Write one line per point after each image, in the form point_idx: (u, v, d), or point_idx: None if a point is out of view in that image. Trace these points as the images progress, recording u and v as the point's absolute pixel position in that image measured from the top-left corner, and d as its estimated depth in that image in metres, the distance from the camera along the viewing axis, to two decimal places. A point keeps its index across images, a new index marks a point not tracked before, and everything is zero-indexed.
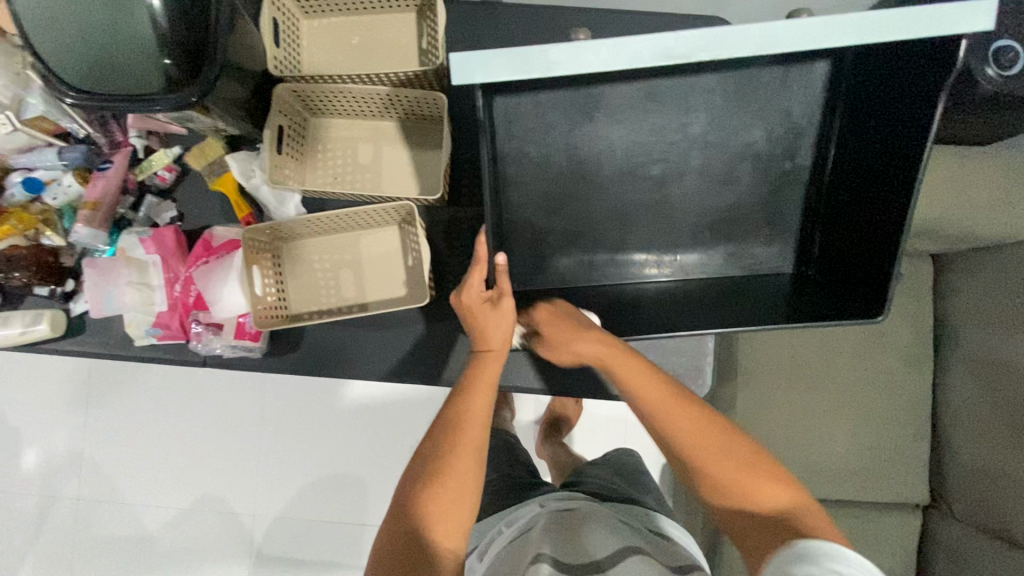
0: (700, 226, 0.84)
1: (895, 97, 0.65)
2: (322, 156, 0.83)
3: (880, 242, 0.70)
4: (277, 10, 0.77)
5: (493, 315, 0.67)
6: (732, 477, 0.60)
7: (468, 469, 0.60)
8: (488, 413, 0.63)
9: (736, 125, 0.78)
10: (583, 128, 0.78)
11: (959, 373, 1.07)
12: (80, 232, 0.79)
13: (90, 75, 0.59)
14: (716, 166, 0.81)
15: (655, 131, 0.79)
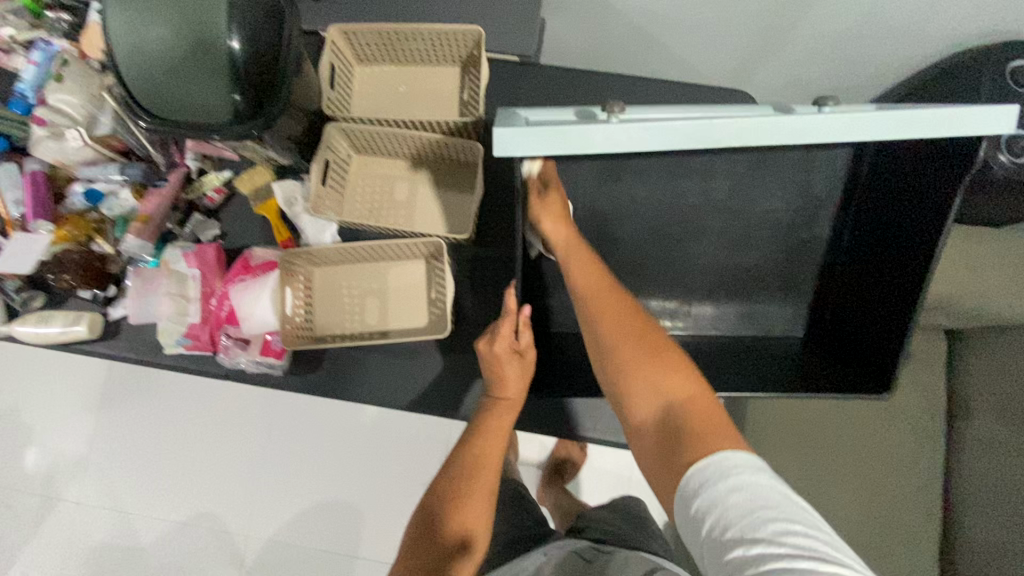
0: (715, 286, 0.87)
1: (909, 189, 0.68)
2: (362, 191, 0.89)
3: (889, 320, 0.73)
4: (335, 56, 0.84)
5: (517, 366, 0.70)
6: (650, 388, 0.57)
7: (482, 512, 0.63)
8: (501, 458, 0.66)
9: (756, 195, 0.82)
10: (610, 189, 0.83)
11: (972, 454, 1.06)
12: (129, 242, 0.85)
13: (162, 101, 0.64)
14: (735, 232, 0.84)
15: (676, 197, 0.83)
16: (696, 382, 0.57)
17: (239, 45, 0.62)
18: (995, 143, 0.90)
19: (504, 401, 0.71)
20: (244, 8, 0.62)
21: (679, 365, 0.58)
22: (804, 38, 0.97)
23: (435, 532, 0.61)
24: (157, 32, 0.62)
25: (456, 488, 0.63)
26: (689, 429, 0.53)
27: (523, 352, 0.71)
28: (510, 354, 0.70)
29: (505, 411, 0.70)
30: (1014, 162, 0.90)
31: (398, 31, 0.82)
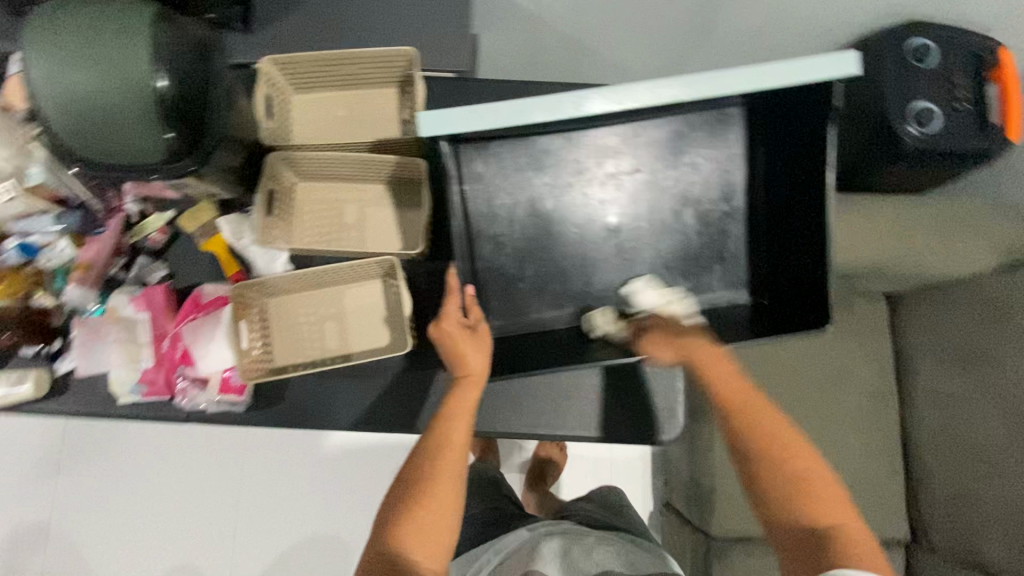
0: (663, 266, 0.89)
1: (799, 132, 0.76)
2: (309, 217, 0.88)
3: (812, 254, 0.79)
4: (270, 86, 0.84)
5: (471, 344, 0.73)
6: (811, 496, 0.65)
7: (450, 492, 0.63)
8: (467, 439, 0.67)
9: (675, 172, 0.85)
10: (538, 176, 0.84)
11: (922, 405, 1.15)
12: (71, 293, 0.83)
13: (91, 146, 0.63)
14: (665, 208, 0.87)
15: (598, 174, 0.85)
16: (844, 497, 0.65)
17: (167, 84, 0.61)
18: (902, 115, 0.95)
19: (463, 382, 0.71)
20: (169, 48, 0.62)
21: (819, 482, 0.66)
22: (722, 34, 1.03)
23: (399, 527, 0.61)
24: (76, 75, 0.60)
25: (419, 478, 0.63)
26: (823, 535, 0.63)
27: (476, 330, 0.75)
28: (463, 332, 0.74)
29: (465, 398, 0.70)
30: (921, 134, 0.95)
31: (332, 57, 0.83)
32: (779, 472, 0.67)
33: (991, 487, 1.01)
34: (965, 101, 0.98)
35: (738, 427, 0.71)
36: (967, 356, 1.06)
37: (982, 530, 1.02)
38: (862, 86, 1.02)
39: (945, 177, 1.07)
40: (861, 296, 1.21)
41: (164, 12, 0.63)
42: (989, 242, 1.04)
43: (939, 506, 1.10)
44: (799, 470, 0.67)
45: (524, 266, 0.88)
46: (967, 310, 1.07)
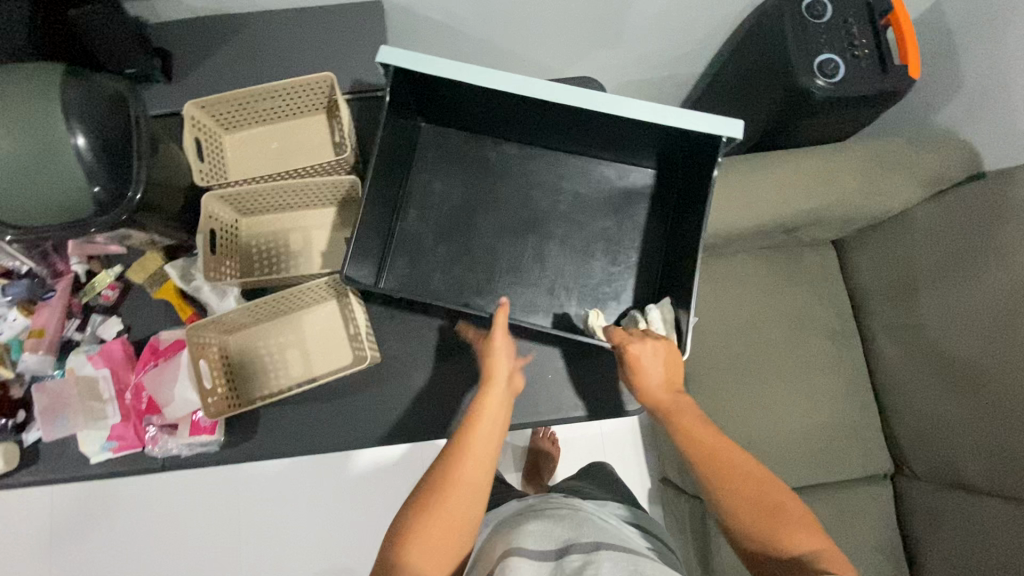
0: (558, 283, 0.95)
1: (692, 184, 0.89)
2: (257, 249, 0.91)
3: (684, 279, 0.87)
4: (198, 129, 0.86)
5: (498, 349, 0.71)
6: (794, 533, 0.63)
7: (465, 504, 0.60)
8: (492, 449, 0.64)
9: (592, 213, 0.98)
10: (476, 175, 0.98)
11: (883, 341, 1.20)
12: (28, 359, 0.83)
13: (20, 212, 0.64)
14: (576, 238, 0.97)
15: (524, 194, 0.98)
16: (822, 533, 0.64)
17: (84, 139, 0.63)
18: (808, 69, 1.00)
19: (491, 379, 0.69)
20: (79, 102, 0.63)
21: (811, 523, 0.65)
22: (631, 21, 1.09)
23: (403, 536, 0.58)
24: None
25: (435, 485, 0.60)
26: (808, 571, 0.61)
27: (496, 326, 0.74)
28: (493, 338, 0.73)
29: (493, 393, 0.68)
30: (829, 83, 0.99)
31: (255, 92, 0.85)
32: (773, 521, 0.65)
33: (954, 405, 1.04)
34: (863, 46, 1.02)
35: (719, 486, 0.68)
36: (911, 287, 1.11)
37: (955, 450, 1.05)
38: (763, 48, 1.07)
39: (863, 121, 1.13)
40: (808, 246, 1.26)
41: (73, 70, 0.65)
42: (914, 175, 1.09)
43: (914, 432, 1.14)
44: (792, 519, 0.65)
45: (433, 243, 0.95)
46: (910, 242, 1.11)
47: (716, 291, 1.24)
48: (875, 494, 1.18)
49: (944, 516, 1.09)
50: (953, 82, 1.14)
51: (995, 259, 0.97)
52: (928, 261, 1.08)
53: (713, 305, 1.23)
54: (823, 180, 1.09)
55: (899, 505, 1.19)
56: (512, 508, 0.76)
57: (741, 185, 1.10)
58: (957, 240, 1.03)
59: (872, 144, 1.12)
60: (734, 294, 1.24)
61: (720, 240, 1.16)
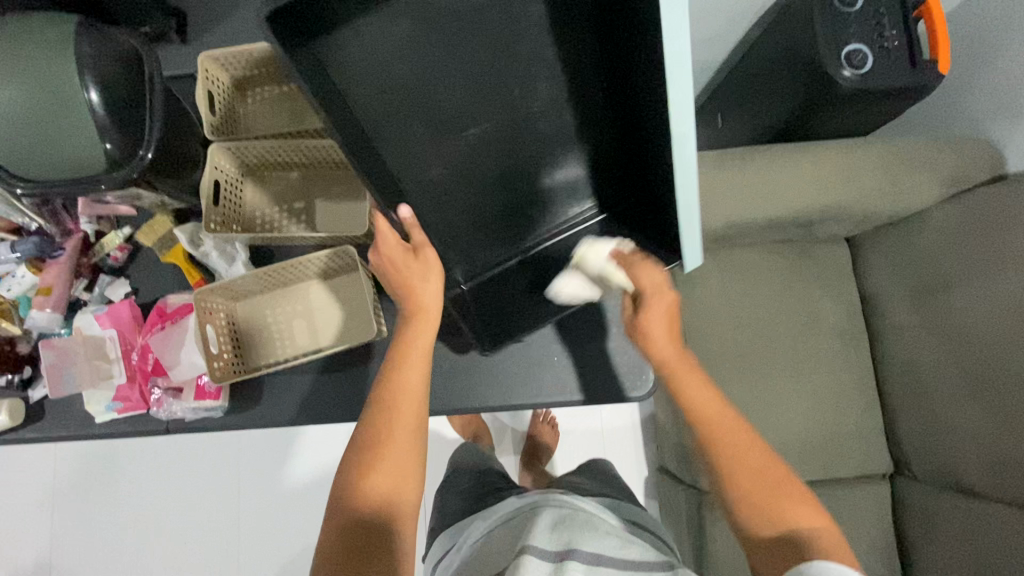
0: (454, 202, 0.77)
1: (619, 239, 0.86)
2: (261, 208, 0.89)
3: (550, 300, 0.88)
4: (211, 83, 0.84)
5: (415, 270, 0.71)
6: (796, 511, 0.65)
7: (407, 444, 0.67)
8: (421, 386, 0.70)
9: (528, 170, 0.78)
10: (522, 63, 0.64)
11: (892, 341, 1.19)
12: (38, 317, 0.82)
13: (30, 165, 0.63)
14: (495, 181, 0.77)
15: (514, 106, 0.69)
16: (822, 515, 0.66)
17: (97, 94, 0.62)
18: (836, 59, 0.98)
19: (419, 316, 0.72)
20: (93, 57, 0.62)
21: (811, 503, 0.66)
22: None
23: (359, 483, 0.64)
24: (3, 91, 0.60)
25: (379, 432, 0.67)
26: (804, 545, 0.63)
27: (417, 253, 0.72)
28: (405, 258, 0.71)
29: (424, 328, 0.73)
30: (856, 74, 0.98)
31: (268, 49, 0.83)
32: (765, 495, 0.66)
33: (960, 412, 1.04)
34: (893, 38, 1.00)
35: (723, 452, 0.69)
36: (927, 288, 1.10)
37: (957, 453, 1.05)
38: (789, 35, 1.05)
39: (886, 116, 1.10)
40: (822, 242, 1.25)
41: (86, 22, 0.64)
42: (934, 174, 1.07)
43: (917, 433, 1.14)
44: (786, 489, 0.66)
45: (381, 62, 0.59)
46: (928, 243, 1.09)
47: (726, 285, 1.23)
48: (872, 494, 1.18)
49: (940, 518, 1.09)
50: (984, 79, 1.10)
51: (1012, 264, 0.95)
52: (945, 263, 1.06)
53: (721, 298, 1.22)
54: (844, 176, 1.07)
55: (896, 506, 1.19)
56: (510, 504, 0.75)
57: (757, 178, 1.08)
58: (975, 243, 1.01)
59: (896, 141, 1.09)
60: (744, 288, 1.23)
61: (735, 232, 1.15)
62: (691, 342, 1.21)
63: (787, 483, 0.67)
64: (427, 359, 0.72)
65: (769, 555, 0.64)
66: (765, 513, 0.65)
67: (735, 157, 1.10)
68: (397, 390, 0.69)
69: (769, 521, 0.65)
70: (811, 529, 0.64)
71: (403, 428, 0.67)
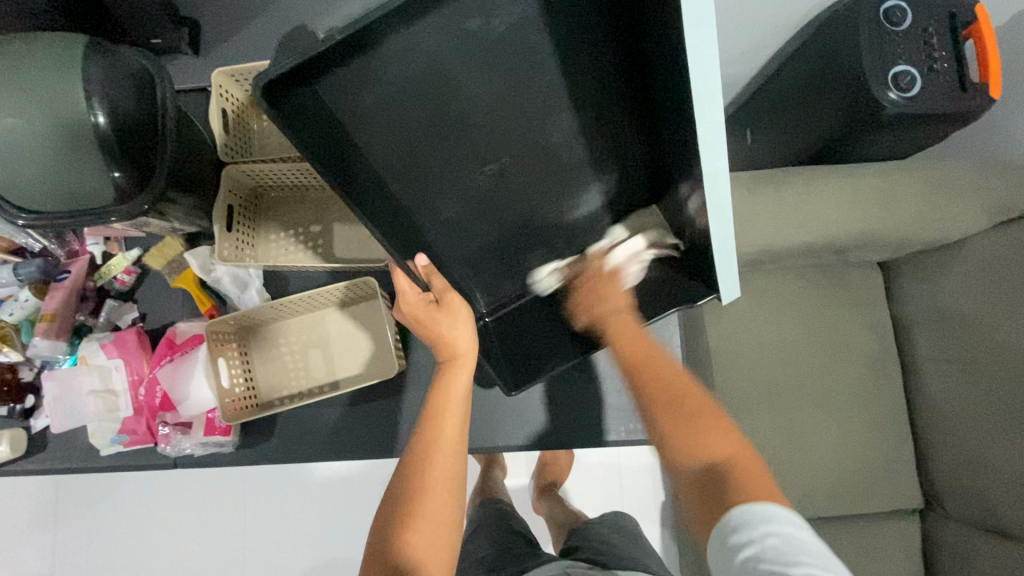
0: (473, 247, 0.75)
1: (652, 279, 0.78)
2: (276, 232, 0.85)
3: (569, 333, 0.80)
4: (227, 100, 0.80)
5: (442, 316, 0.69)
6: (708, 432, 0.61)
7: (446, 499, 0.63)
8: (460, 434, 0.67)
9: (554, 213, 0.74)
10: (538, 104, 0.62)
11: (927, 372, 1.14)
12: (39, 345, 0.78)
13: (35, 195, 0.59)
14: (516, 226, 0.74)
15: (531, 148, 0.66)
16: (738, 441, 0.60)
17: (105, 118, 0.58)
18: (882, 81, 0.93)
19: (452, 360, 0.69)
20: (104, 80, 0.58)
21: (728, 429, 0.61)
22: None
23: (394, 543, 0.60)
24: (6, 118, 0.56)
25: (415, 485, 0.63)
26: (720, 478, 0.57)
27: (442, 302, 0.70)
28: (427, 307, 0.70)
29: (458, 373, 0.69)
30: (903, 97, 0.93)
31: None
32: (670, 412, 0.63)
33: (1004, 454, 0.99)
34: (943, 60, 0.95)
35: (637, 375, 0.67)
36: (967, 320, 1.05)
37: (995, 496, 1.00)
38: (831, 52, 0.99)
39: (928, 139, 1.05)
40: (853, 266, 1.20)
41: (97, 43, 0.59)
42: (979, 202, 1.02)
43: (952, 471, 1.09)
44: (705, 419, 0.62)
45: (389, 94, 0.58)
46: (968, 273, 1.05)
47: (754, 310, 1.18)
48: (901, 531, 1.14)
49: (973, 559, 1.05)
50: None
51: None
52: (990, 293, 1.01)
53: (748, 325, 1.17)
54: (882, 201, 1.03)
55: (925, 544, 1.15)
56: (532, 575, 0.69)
57: (792, 203, 1.03)
58: (1022, 275, 0.96)
59: (939, 165, 1.04)
60: (772, 313, 1.18)
61: (766, 257, 1.10)
62: (716, 369, 1.16)
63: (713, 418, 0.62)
64: (463, 405, 0.68)
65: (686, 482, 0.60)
66: (670, 438, 0.62)
67: (770, 178, 1.05)
68: (432, 440, 0.65)
69: (682, 446, 0.61)
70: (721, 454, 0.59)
71: (440, 479, 0.63)
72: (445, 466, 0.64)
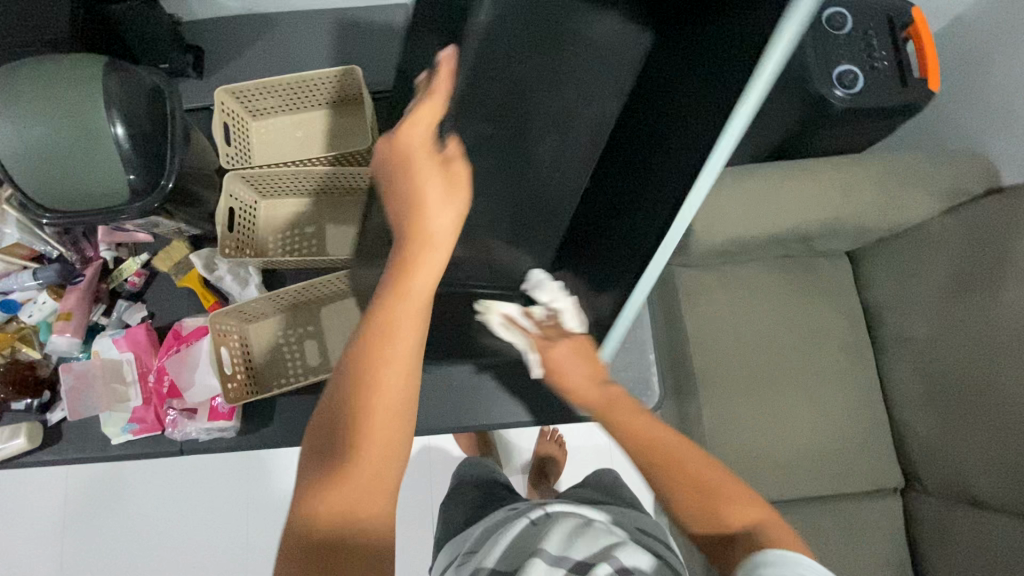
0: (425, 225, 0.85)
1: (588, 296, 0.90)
2: (274, 235, 0.92)
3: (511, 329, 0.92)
4: (227, 115, 0.88)
5: (432, 173, 0.55)
6: (736, 501, 0.56)
7: (390, 431, 0.46)
8: (415, 345, 0.49)
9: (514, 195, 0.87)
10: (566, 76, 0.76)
11: (895, 351, 1.19)
12: (57, 342, 0.84)
13: (57, 197, 0.67)
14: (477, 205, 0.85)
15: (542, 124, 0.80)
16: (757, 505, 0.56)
17: (122, 129, 0.66)
18: (827, 80, 1.01)
19: (423, 245, 0.52)
20: (121, 96, 0.66)
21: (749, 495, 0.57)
22: None
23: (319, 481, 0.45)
24: (36, 129, 0.64)
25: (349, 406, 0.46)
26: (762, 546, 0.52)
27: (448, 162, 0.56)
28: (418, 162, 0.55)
29: (424, 264, 0.52)
30: (847, 94, 1.01)
31: (281, 83, 0.87)
32: (703, 495, 0.57)
33: (970, 426, 1.03)
34: (883, 59, 1.03)
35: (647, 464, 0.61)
36: (927, 300, 1.11)
37: (967, 468, 1.04)
38: None
39: (879, 133, 1.13)
40: (822, 255, 1.27)
41: (115, 64, 0.68)
42: (929, 188, 1.09)
43: (926, 447, 1.13)
44: (718, 486, 0.58)
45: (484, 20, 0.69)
46: (926, 255, 1.11)
47: (729, 300, 1.24)
48: (884, 508, 1.17)
49: (953, 532, 1.08)
50: (977, 95, 1.12)
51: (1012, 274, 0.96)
52: (944, 272, 1.07)
53: (725, 314, 1.23)
54: (840, 192, 1.10)
55: (909, 522, 1.18)
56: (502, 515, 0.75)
57: (756, 194, 1.10)
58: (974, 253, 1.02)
59: (890, 155, 1.12)
60: (747, 302, 1.24)
61: (736, 247, 1.17)
62: (695, 356, 1.22)
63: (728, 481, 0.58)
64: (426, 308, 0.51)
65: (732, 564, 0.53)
66: (692, 507, 0.57)
67: (734, 173, 1.13)
68: (385, 336, 0.48)
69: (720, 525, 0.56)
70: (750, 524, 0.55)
71: (386, 403, 0.47)
72: (397, 373, 0.48)
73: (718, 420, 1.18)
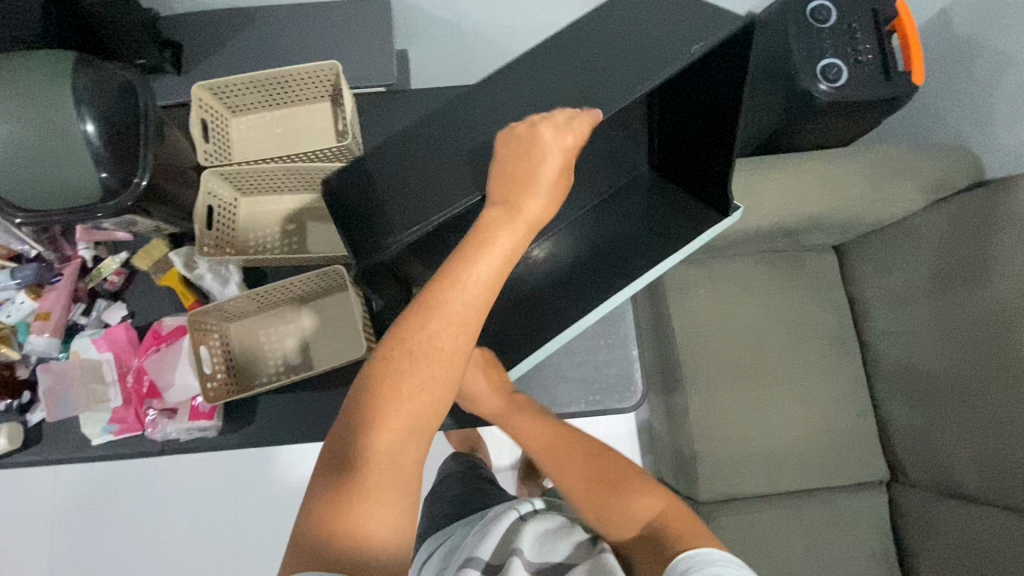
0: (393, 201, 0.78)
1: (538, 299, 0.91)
2: (254, 232, 0.92)
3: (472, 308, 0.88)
4: (205, 111, 0.87)
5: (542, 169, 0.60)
6: (632, 494, 0.66)
7: (449, 368, 0.54)
8: (489, 303, 0.56)
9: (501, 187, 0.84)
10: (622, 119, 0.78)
11: (880, 345, 1.20)
12: (35, 342, 0.84)
13: (27, 195, 0.66)
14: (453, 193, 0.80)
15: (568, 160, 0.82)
16: (657, 496, 0.66)
17: (93, 126, 0.65)
18: (811, 73, 1.01)
19: (516, 217, 0.59)
20: (91, 92, 0.65)
21: (646, 488, 0.67)
22: None
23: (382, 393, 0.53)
24: (4, 126, 0.63)
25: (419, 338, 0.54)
26: (665, 536, 0.62)
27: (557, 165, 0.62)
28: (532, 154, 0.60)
29: (515, 236, 0.58)
30: (832, 88, 1.00)
31: (260, 79, 0.86)
32: (600, 486, 0.69)
33: (954, 420, 1.03)
34: (867, 52, 1.03)
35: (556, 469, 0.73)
36: (911, 293, 1.11)
37: (952, 460, 1.04)
38: (766, 49, 1.07)
39: (864, 127, 1.13)
40: (809, 250, 1.27)
41: (85, 59, 0.67)
42: (912, 181, 1.09)
43: (911, 439, 1.13)
44: (623, 481, 0.68)
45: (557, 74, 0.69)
46: (910, 248, 1.11)
47: (716, 295, 1.24)
48: (871, 501, 1.18)
49: (938, 524, 1.08)
50: (960, 87, 1.12)
51: (993, 266, 0.95)
52: (927, 265, 1.07)
53: (713, 309, 1.23)
54: (825, 186, 1.10)
55: (894, 514, 1.18)
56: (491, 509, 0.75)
57: (741, 189, 1.10)
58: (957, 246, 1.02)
59: (873, 149, 1.12)
60: (735, 297, 1.24)
61: (721, 242, 1.17)
62: (682, 351, 1.22)
63: (629, 477, 0.69)
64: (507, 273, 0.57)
65: (637, 552, 0.63)
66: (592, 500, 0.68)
67: None
68: (425, 344, 0.53)
69: (624, 515, 0.65)
70: (649, 513, 0.64)
71: (453, 343, 0.54)
72: (468, 324, 0.55)
73: (706, 415, 1.18)
